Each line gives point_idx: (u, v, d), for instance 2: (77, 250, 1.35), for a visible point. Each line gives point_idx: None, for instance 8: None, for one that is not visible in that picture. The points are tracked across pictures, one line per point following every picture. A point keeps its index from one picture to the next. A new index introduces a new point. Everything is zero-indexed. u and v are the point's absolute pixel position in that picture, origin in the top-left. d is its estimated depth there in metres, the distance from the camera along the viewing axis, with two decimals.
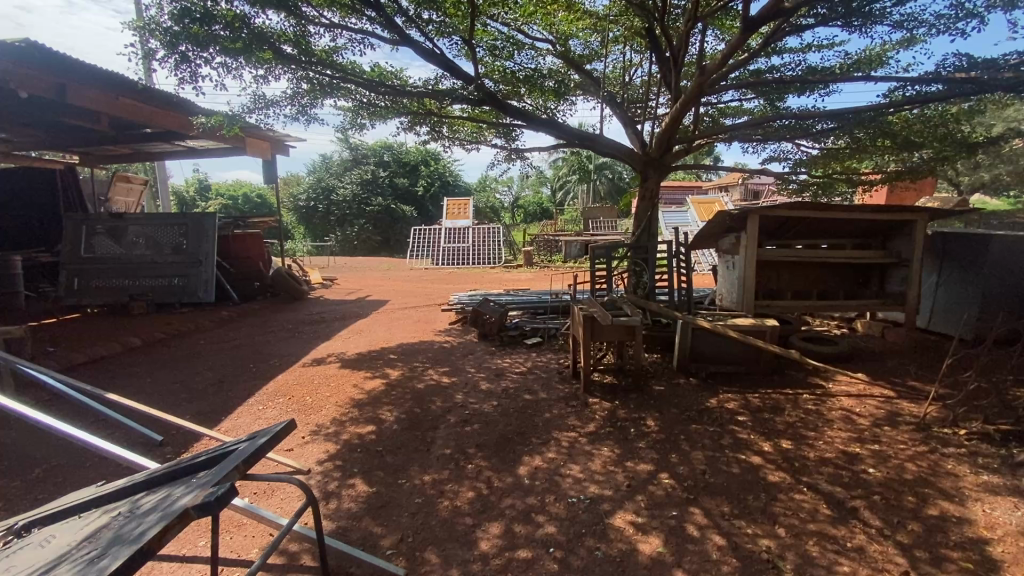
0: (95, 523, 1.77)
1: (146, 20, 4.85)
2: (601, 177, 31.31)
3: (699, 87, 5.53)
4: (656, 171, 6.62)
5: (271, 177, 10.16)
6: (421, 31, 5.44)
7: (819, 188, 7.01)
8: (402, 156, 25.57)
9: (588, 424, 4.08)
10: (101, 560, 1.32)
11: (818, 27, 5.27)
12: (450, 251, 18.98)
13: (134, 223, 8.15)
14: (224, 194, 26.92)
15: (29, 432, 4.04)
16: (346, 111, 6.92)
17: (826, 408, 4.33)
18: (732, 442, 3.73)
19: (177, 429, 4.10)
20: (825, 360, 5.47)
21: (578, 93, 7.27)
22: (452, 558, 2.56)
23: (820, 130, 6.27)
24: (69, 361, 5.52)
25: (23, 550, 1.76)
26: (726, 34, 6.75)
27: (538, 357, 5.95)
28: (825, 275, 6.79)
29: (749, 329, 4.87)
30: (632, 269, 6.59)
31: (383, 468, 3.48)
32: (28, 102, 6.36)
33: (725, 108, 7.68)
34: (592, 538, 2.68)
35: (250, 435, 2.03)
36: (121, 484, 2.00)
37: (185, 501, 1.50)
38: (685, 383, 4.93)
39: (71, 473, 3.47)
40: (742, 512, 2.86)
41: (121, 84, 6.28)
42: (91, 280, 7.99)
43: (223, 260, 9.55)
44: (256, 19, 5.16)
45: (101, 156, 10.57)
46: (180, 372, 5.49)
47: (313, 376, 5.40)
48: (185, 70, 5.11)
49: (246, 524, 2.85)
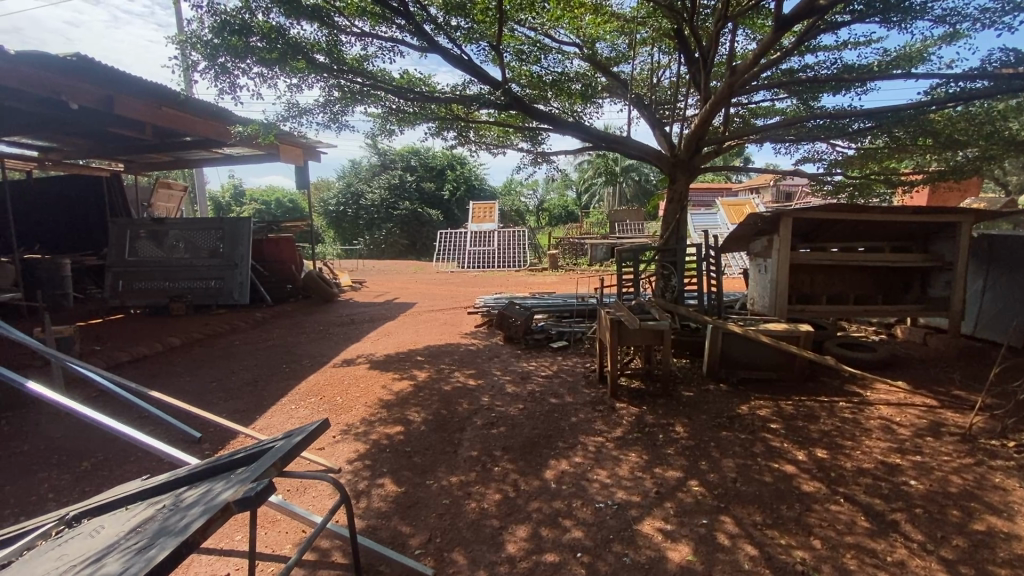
0: (141, 514, 1.86)
1: (188, 35, 5.09)
2: (627, 179, 31.22)
3: (730, 87, 5.43)
4: (685, 173, 6.52)
5: (304, 182, 10.42)
6: (449, 37, 5.50)
7: (856, 189, 6.79)
8: (429, 161, 25.98)
9: (616, 429, 4.05)
10: (148, 551, 1.38)
11: (854, 24, 5.13)
12: (476, 254, 19.13)
13: (174, 227, 8.46)
14: (258, 199, 27.85)
15: (79, 426, 4.25)
16: (375, 118, 7.07)
17: (863, 417, 4.19)
18: (765, 450, 3.63)
19: (214, 427, 4.23)
20: (862, 367, 5.29)
21: (605, 96, 7.23)
22: (480, 559, 2.58)
23: (855, 130, 6.10)
24: (114, 360, 5.77)
25: (75, 540, 1.86)
26: (757, 33, 6.62)
27: (564, 361, 5.94)
28: (863, 278, 6.56)
29: (782, 334, 4.75)
30: (660, 273, 6.49)
31: (411, 468, 3.54)
32: (81, 113, 6.73)
33: (756, 109, 7.53)
34: (620, 544, 2.66)
35: (286, 433, 2.10)
36: (164, 479, 2.10)
37: (226, 495, 1.56)
38: (715, 389, 4.84)
39: (116, 467, 3.62)
40: (775, 522, 2.79)
41: (163, 95, 6.54)
42: (135, 282, 8.34)
43: (257, 262, 9.86)
44: (291, 30, 5.30)
45: (144, 164, 11.08)
46: (218, 371, 5.71)
47: (344, 377, 5.53)
48: (224, 81, 5.33)
49: (280, 521, 2.93)
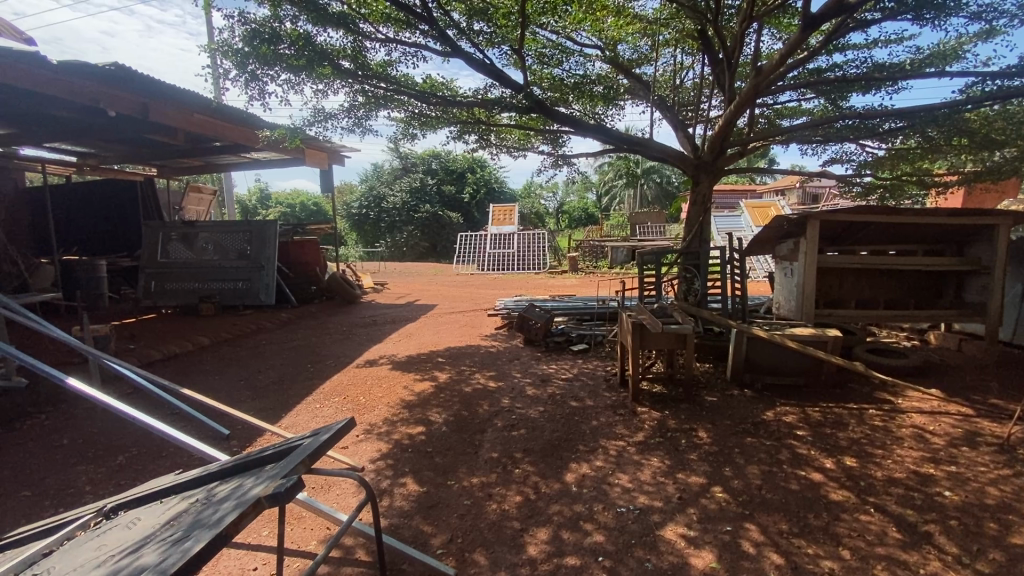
0: (175, 508, 1.92)
1: (220, 43, 5.26)
2: (648, 181, 31.04)
3: (755, 88, 5.36)
4: (708, 175, 6.42)
5: (328, 185, 10.61)
6: (472, 42, 5.55)
7: (886, 191, 6.61)
8: (449, 164, 26.20)
9: (637, 433, 4.02)
10: (185, 541, 1.43)
11: (884, 22, 5.02)
12: (496, 256, 19.21)
13: (204, 230, 8.71)
14: (283, 203, 28.50)
15: (115, 421, 4.41)
16: (399, 123, 7.17)
17: (894, 425, 4.06)
18: (791, 458, 3.56)
19: (241, 425, 4.34)
20: (894, 374, 5.14)
21: (627, 98, 7.19)
22: (501, 561, 2.59)
23: (886, 130, 5.99)
24: (147, 358, 5.95)
25: (113, 531, 1.93)
26: (783, 33, 6.53)
27: (584, 364, 5.91)
28: (894, 282, 6.37)
29: (810, 339, 4.65)
30: (682, 275, 6.42)
31: (432, 468, 3.57)
32: (118, 120, 7.00)
33: (781, 110, 7.41)
34: (642, 549, 2.64)
35: (314, 431, 2.13)
36: (197, 474, 2.16)
37: (258, 490, 1.60)
38: (739, 395, 4.76)
39: (150, 462, 3.75)
40: (802, 531, 2.74)
41: (196, 102, 6.75)
42: (166, 283, 8.60)
43: (283, 264, 10.09)
44: (318, 37, 5.42)
45: (176, 168, 11.42)
46: (246, 370, 5.85)
47: (367, 377, 5.61)
48: (254, 88, 5.49)
49: (305, 517, 2.99)
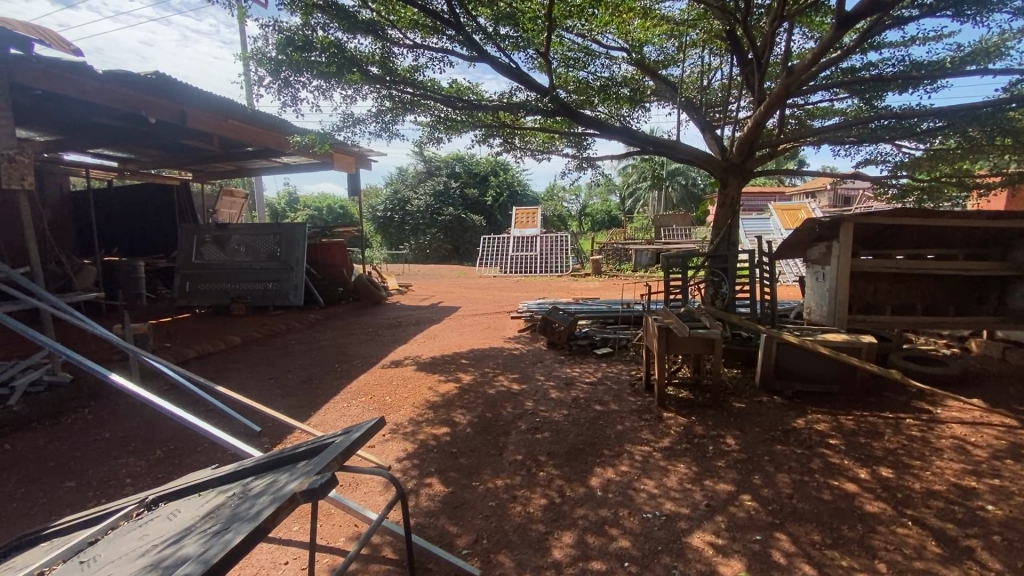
0: (213, 501, 1.98)
1: (254, 51, 5.42)
2: (674, 183, 30.68)
3: (786, 88, 5.26)
4: (738, 177, 6.30)
5: (355, 189, 10.80)
6: (497, 46, 5.59)
7: (924, 193, 6.39)
8: (472, 167, 26.40)
9: (663, 439, 3.97)
10: (225, 533, 1.48)
11: (923, 19, 4.87)
12: (519, 259, 19.23)
13: (236, 232, 8.97)
14: (311, 206, 29.13)
15: (153, 416, 4.57)
16: (425, 127, 7.26)
17: (933, 436, 3.92)
18: (823, 467, 3.47)
19: (272, 423, 4.45)
20: (932, 383, 4.95)
21: (653, 100, 7.12)
22: (526, 563, 2.60)
23: (924, 130, 5.79)
24: (182, 356, 6.16)
25: (154, 521, 2.01)
26: (815, 32, 6.39)
27: (608, 368, 5.88)
28: (932, 288, 6.13)
29: (843, 346, 4.52)
30: (710, 279, 6.33)
31: (457, 469, 3.60)
32: (158, 127, 7.28)
33: (813, 110, 7.23)
34: (669, 556, 2.61)
35: (345, 429, 2.17)
36: (232, 469, 2.23)
37: (294, 486, 1.64)
38: (769, 401, 4.66)
39: (186, 456, 3.88)
40: (835, 542, 2.67)
41: (230, 109, 6.97)
42: (200, 283, 8.89)
43: (311, 267, 10.30)
44: (349, 44, 5.55)
45: (210, 173, 11.81)
46: (276, 369, 5.99)
47: (392, 377, 5.69)
48: (286, 95, 5.64)
49: (334, 514, 3.06)
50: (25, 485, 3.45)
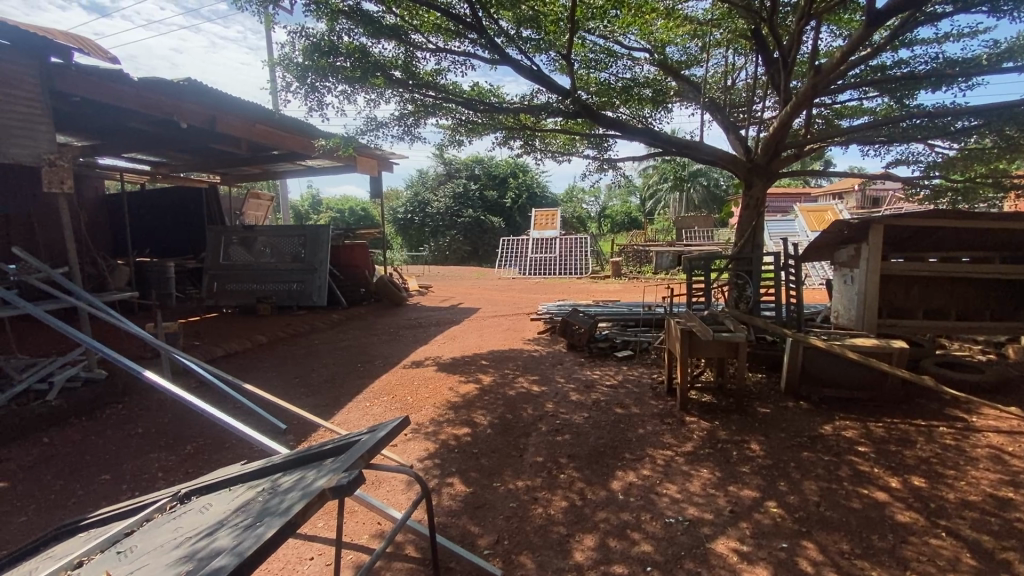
0: (242, 496, 2.04)
1: (282, 57, 5.55)
2: (695, 185, 30.28)
3: (814, 88, 5.15)
4: (762, 178, 6.19)
5: (377, 191, 10.95)
6: (519, 49, 5.61)
7: (958, 194, 6.19)
8: (492, 169, 26.48)
9: (686, 443, 3.92)
10: (257, 527, 1.52)
11: (957, 15, 4.72)
12: (538, 261, 19.22)
13: (261, 234, 9.16)
14: (333, 208, 29.63)
15: (183, 413, 4.70)
16: (446, 130, 7.31)
17: (968, 444, 3.79)
18: (852, 475, 3.39)
19: (297, 421, 4.54)
20: (967, 390, 4.79)
21: (676, 100, 7.06)
22: (548, 565, 2.60)
23: (958, 128, 5.62)
24: (210, 354, 6.32)
25: (187, 514, 2.07)
26: (843, 29, 6.26)
27: (629, 371, 5.83)
28: (968, 292, 5.93)
29: (873, 351, 4.40)
30: (733, 282, 6.23)
31: (478, 470, 3.61)
32: (188, 132, 7.49)
33: (840, 110, 7.08)
34: (692, 561, 2.59)
35: (371, 428, 2.20)
36: (260, 465, 2.28)
37: (322, 482, 1.68)
38: (794, 407, 4.57)
39: (215, 451, 3.98)
40: (865, 552, 2.60)
41: (258, 114, 7.13)
42: (227, 284, 9.13)
43: (334, 268, 10.48)
44: (373, 49, 5.64)
45: (237, 176, 12.11)
46: (299, 368, 6.10)
47: (414, 377, 5.75)
48: (312, 99, 5.75)
49: (358, 511, 3.11)
50: (64, 476, 3.59)
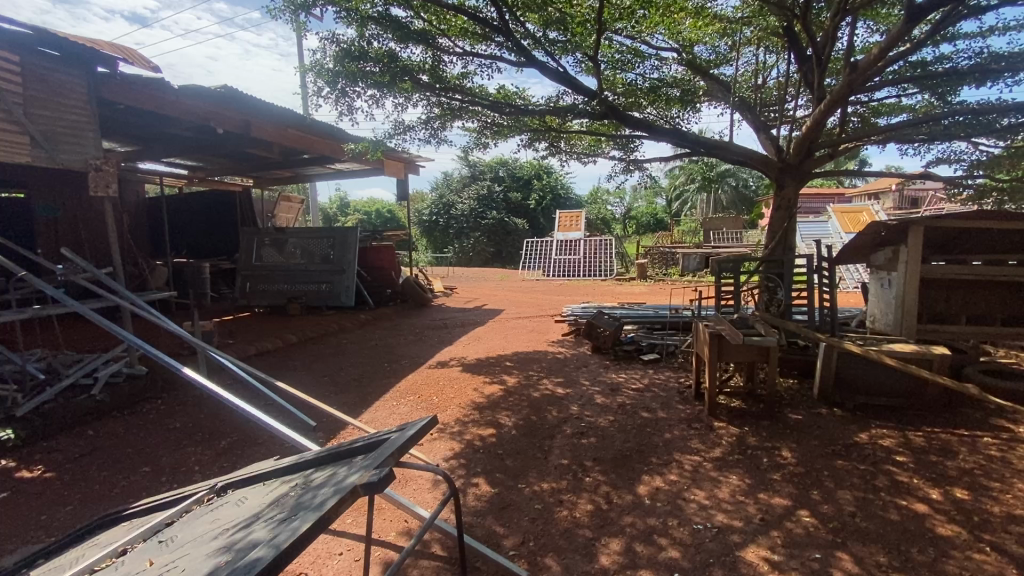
0: (277, 490, 2.10)
1: (313, 63, 5.70)
2: (724, 185, 29.70)
3: (850, 85, 4.99)
4: (795, 179, 6.04)
5: (404, 194, 11.10)
6: (546, 51, 5.62)
7: (1004, 194, 5.92)
8: (516, 171, 26.51)
9: (714, 449, 3.86)
10: (292, 520, 1.56)
11: (1002, 8, 4.52)
12: (562, 263, 19.15)
13: (292, 235, 9.39)
14: (360, 211, 30.15)
15: (218, 409, 4.86)
16: (472, 132, 7.36)
17: (1015, 456, 3.62)
18: (890, 485, 3.27)
19: (326, 419, 4.64)
20: (1014, 399, 4.57)
21: (704, 100, 6.94)
22: (573, 567, 2.59)
23: (1005, 126, 5.37)
24: (243, 352, 6.51)
25: (224, 507, 2.14)
26: (881, 24, 6.06)
27: (655, 374, 5.76)
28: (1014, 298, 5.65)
29: (912, 357, 4.24)
30: (764, 285, 6.08)
31: (503, 471, 3.63)
32: (223, 137, 7.74)
33: (877, 107, 6.86)
34: (721, 569, 2.55)
35: (400, 426, 2.23)
36: (293, 460, 2.34)
37: (354, 479, 1.71)
38: (827, 413, 4.45)
39: (247, 447, 4.10)
40: (904, 565, 2.51)
41: (290, 119, 7.33)
42: (259, 284, 9.39)
43: (362, 269, 10.67)
44: (401, 54, 5.73)
45: (270, 179, 12.46)
46: (328, 367, 6.22)
47: (439, 377, 5.81)
48: (343, 104, 5.87)
49: (386, 509, 3.16)
50: (107, 468, 3.75)
